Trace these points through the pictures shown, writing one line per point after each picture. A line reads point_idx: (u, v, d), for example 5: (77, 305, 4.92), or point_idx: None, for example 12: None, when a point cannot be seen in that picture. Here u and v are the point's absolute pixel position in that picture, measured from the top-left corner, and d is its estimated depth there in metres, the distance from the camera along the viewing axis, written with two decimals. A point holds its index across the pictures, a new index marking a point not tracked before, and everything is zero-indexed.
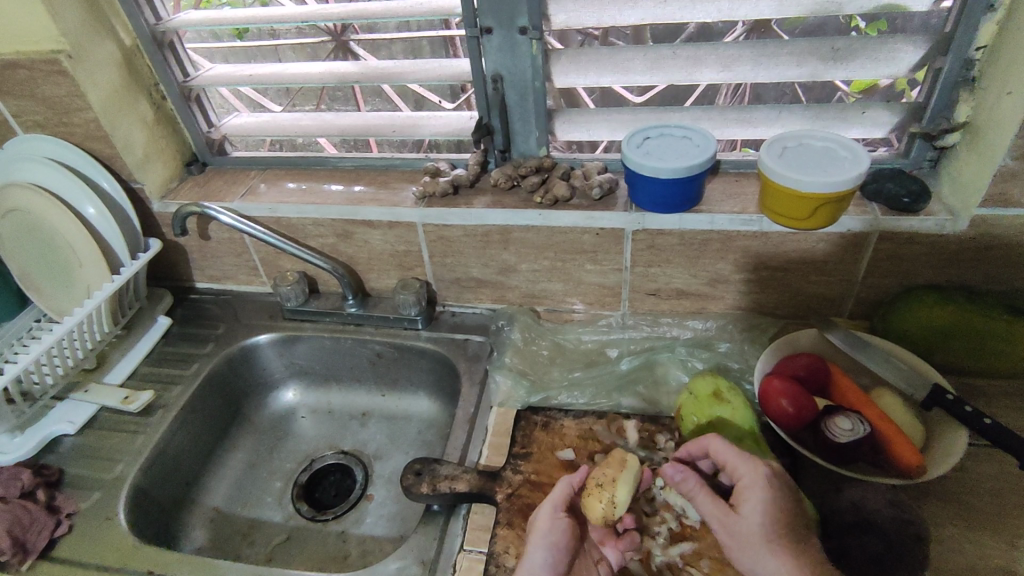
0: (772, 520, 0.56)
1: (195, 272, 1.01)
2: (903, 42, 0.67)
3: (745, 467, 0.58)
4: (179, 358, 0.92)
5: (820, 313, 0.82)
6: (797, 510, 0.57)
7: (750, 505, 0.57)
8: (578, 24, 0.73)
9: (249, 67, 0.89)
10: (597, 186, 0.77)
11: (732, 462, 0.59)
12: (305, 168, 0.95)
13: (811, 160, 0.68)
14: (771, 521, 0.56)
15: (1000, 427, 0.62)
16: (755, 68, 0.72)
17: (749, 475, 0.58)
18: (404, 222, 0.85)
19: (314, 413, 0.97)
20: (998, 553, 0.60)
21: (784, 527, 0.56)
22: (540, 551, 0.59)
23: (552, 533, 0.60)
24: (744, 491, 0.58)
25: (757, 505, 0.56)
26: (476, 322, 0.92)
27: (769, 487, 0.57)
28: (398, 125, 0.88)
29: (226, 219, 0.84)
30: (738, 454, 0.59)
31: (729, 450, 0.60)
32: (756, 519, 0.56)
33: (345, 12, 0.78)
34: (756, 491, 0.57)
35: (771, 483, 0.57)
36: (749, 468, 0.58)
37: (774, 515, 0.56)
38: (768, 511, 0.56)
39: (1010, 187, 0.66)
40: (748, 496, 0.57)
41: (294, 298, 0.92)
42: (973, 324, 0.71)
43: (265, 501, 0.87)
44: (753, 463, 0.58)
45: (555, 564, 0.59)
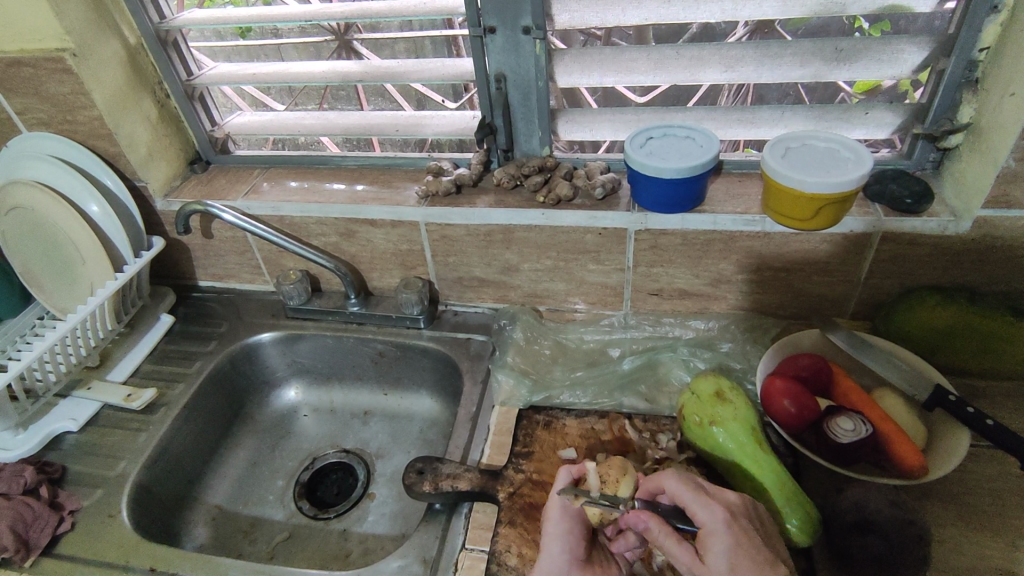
0: (741, 563, 0.52)
1: (198, 270, 1.01)
2: (906, 43, 0.67)
3: (705, 510, 0.55)
4: (182, 356, 0.92)
5: (822, 314, 0.82)
6: (762, 551, 0.54)
7: (716, 550, 0.53)
8: (582, 24, 0.73)
9: (253, 66, 0.89)
10: (600, 186, 0.77)
11: (691, 506, 0.56)
12: (308, 167, 0.95)
13: (814, 161, 0.68)
14: (741, 560, 0.52)
15: (1002, 429, 0.62)
16: (758, 69, 0.72)
17: (710, 518, 0.55)
18: (407, 221, 0.85)
19: (316, 411, 0.97)
20: (1000, 554, 0.60)
21: (754, 569, 0.52)
22: (556, 541, 0.58)
23: (566, 521, 0.59)
24: (708, 536, 0.54)
25: (723, 550, 0.53)
26: (478, 322, 0.92)
27: (732, 528, 0.54)
28: (401, 124, 0.88)
29: (228, 217, 0.84)
30: (694, 495, 0.57)
31: (685, 491, 0.57)
32: (724, 564, 0.53)
33: (348, 11, 0.78)
34: (720, 533, 0.54)
35: (733, 524, 0.54)
36: (708, 510, 0.55)
37: (742, 557, 0.53)
38: (736, 554, 0.53)
39: (1012, 189, 0.66)
40: (712, 541, 0.54)
41: (296, 296, 0.92)
42: (975, 325, 0.71)
43: (267, 499, 0.87)
44: (711, 505, 0.56)
45: (573, 553, 0.58)
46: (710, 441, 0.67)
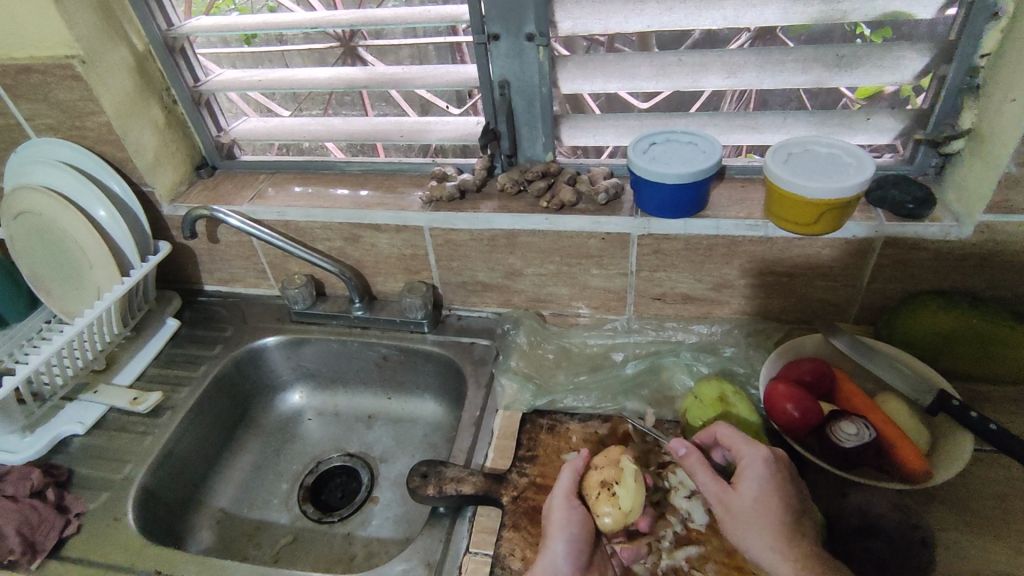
0: (770, 501, 0.57)
1: (204, 274, 1.01)
2: (907, 50, 0.68)
3: (751, 449, 0.59)
4: (188, 359, 0.92)
5: (825, 319, 0.82)
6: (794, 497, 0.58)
7: (749, 480, 0.58)
8: (585, 31, 0.74)
9: (259, 73, 0.89)
10: (603, 192, 0.78)
11: (736, 443, 0.60)
12: (312, 172, 0.96)
13: (816, 166, 0.68)
14: (769, 501, 0.57)
15: (1004, 433, 0.62)
16: (760, 75, 0.72)
17: (751, 455, 0.59)
18: (411, 226, 0.85)
19: (320, 415, 0.97)
20: (1004, 559, 0.60)
21: (778, 510, 0.57)
22: (559, 542, 0.60)
23: (570, 525, 0.60)
24: (744, 470, 0.59)
25: (758, 486, 0.57)
26: (481, 326, 0.93)
27: (770, 470, 0.58)
28: (405, 130, 0.89)
29: (234, 222, 0.85)
30: (743, 437, 0.60)
31: (734, 433, 0.61)
32: (754, 497, 0.57)
33: (353, 19, 0.79)
34: (755, 474, 0.58)
35: (772, 466, 0.58)
36: (752, 449, 0.59)
37: (773, 493, 0.57)
38: (768, 491, 0.57)
39: (1013, 194, 0.66)
40: (750, 475, 0.58)
41: (301, 300, 0.93)
42: (977, 330, 0.71)
43: (271, 502, 0.87)
44: (758, 445, 0.59)
45: (576, 558, 0.59)
46: None
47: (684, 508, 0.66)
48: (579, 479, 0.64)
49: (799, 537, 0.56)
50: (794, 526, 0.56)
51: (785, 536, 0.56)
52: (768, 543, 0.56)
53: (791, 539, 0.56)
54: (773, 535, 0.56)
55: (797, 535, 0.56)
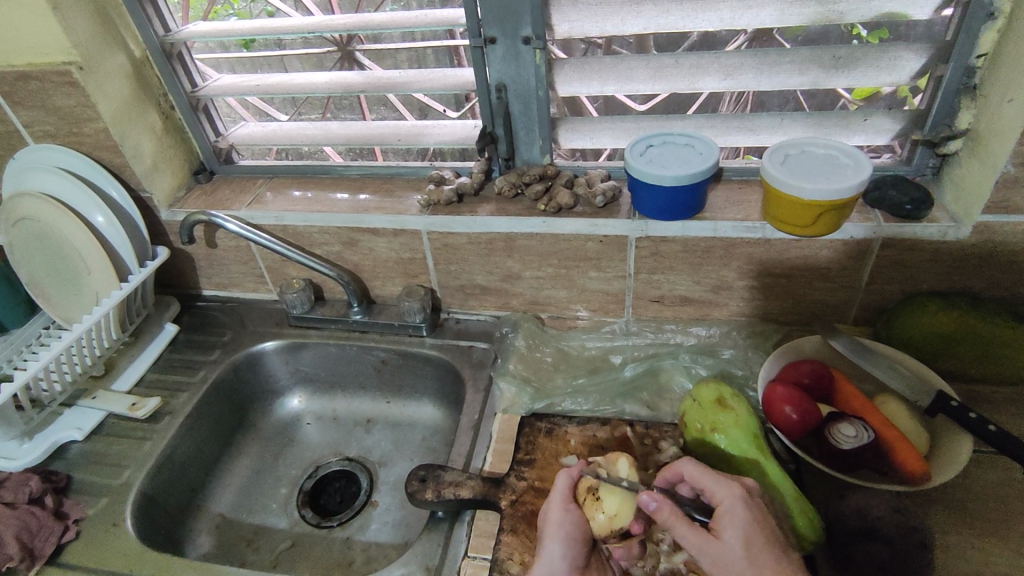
0: (753, 542, 0.54)
1: (202, 279, 1.01)
2: (904, 50, 0.68)
3: (724, 489, 0.57)
4: (186, 364, 0.92)
5: (824, 320, 0.82)
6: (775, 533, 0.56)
7: (731, 526, 0.55)
8: (582, 34, 0.74)
9: (257, 78, 0.90)
10: (600, 195, 0.78)
11: (708, 485, 0.58)
12: (310, 176, 0.96)
13: (813, 168, 0.68)
14: (753, 543, 0.54)
15: (1004, 434, 0.62)
16: (757, 76, 0.72)
17: (727, 497, 0.57)
18: (409, 230, 0.85)
19: (319, 419, 0.97)
20: (1005, 561, 0.60)
21: (763, 546, 0.54)
22: (556, 543, 0.60)
23: (566, 525, 0.60)
24: (723, 516, 0.56)
25: (738, 528, 0.55)
26: (480, 329, 0.92)
27: (747, 509, 0.56)
28: (403, 133, 0.89)
29: (233, 227, 0.85)
30: (711, 477, 0.58)
31: (704, 475, 0.59)
32: (736, 542, 0.54)
33: (351, 24, 0.79)
34: (736, 517, 0.55)
35: (748, 504, 0.56)
36: (724, 492, 0.57)
37: (755, 533, 0.55)
38: (750, 531, 0.54)
39: (1011, 194, 0.66)
40: (727, 518, 0.55)
41: (299, 305, 0.93)
42: (976, 330, 0.70)
43: (270, 507, 0.87)
44: (729, 484, 0.57)
45: (572, 558, 0.59)
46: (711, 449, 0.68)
47: None
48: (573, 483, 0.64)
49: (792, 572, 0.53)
50: (783, 562, 0.54)
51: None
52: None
53: (783, 572, 0.53)
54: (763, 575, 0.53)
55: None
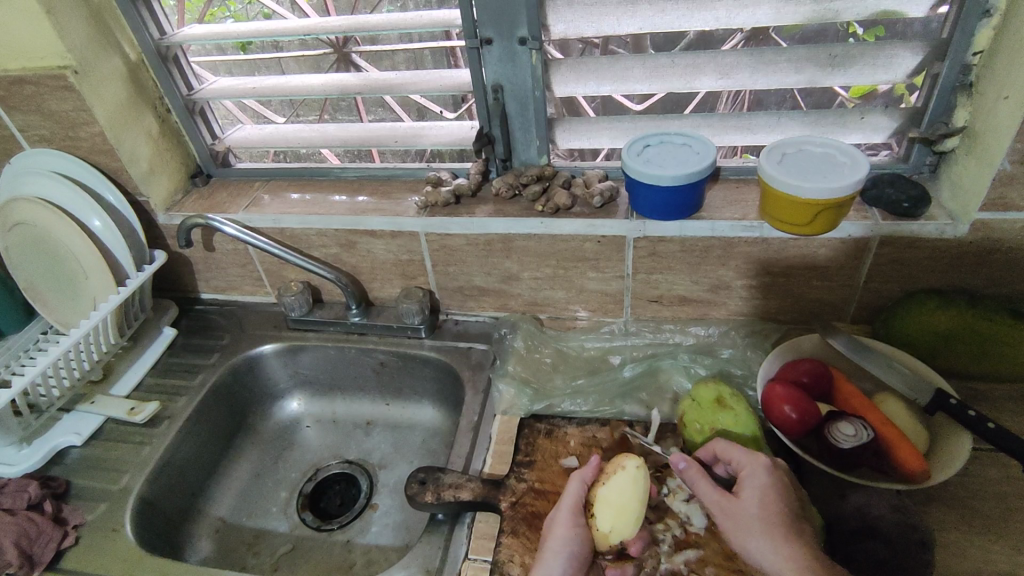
0: (771, 505, 0.57)
1: (200, 283, 1.01)
2: (900, 48, 0.68)
3: (753, 456, 0.60)
4: (185, 368, 0.92)
5: (822, 319, 0.82)
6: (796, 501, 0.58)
7: (751, 488, 0.58)
8: (578, 34, 0.74)
9: (253, 80, 0.89)
10: (598, 195, 0.78)
11: (736, 451, 0.61)
12: (308, 179, 0.96)
13: (811, 166, 0.68)
14: (771, 506, 0.57)
15: (1003, 431, 0.62)
16: (753, 75, 0.72)
17: (750, 461, 0.60)
18: (407, 232, 0.85)
19: (318, 422, 0.97)
20: (1005, 558, 0.60)
21: (782, 515, 0.56)
22: (557, 558, 0.59)
23: (570, 541, 0.60)
24: (745, 478, 0.59)
25: (760, 489, 0.58)
26: (478, 330, 0.92)
27: (771, 473, 0.58)
28: (400, 135, 0.89)
29: (230, 230, 0.85)
30: (740, 445, 0.61)
31: (730, 442, 0.62)
32: (755, 502, 0.57)
33: (346, 26, 0.79)
34: (758, 478, 0.58)
35: (773, 470, 0.59)
36: (749, 457, 0.60)
37: (775, 496, 0.57)
38: (771, 494, 0.57)
39: (1008, 191, 0.66)
40: (750, 481, 0.58)
41: (298, 307, 0.92)
42: (974, 328, 0.71)
43: (270, 510, 0.87)
44: (757, 452, 0.60)
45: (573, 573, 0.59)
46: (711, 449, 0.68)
47: (682, 512, 0.66)
48: (583, 496, 0.63)
49: (803, 540, 0.55)
50: (799, 530, 0.55)
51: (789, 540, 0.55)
52: (774, 543, 0.55)
53: (794, 536, 0.55)
54: (775, 536, 0.55)
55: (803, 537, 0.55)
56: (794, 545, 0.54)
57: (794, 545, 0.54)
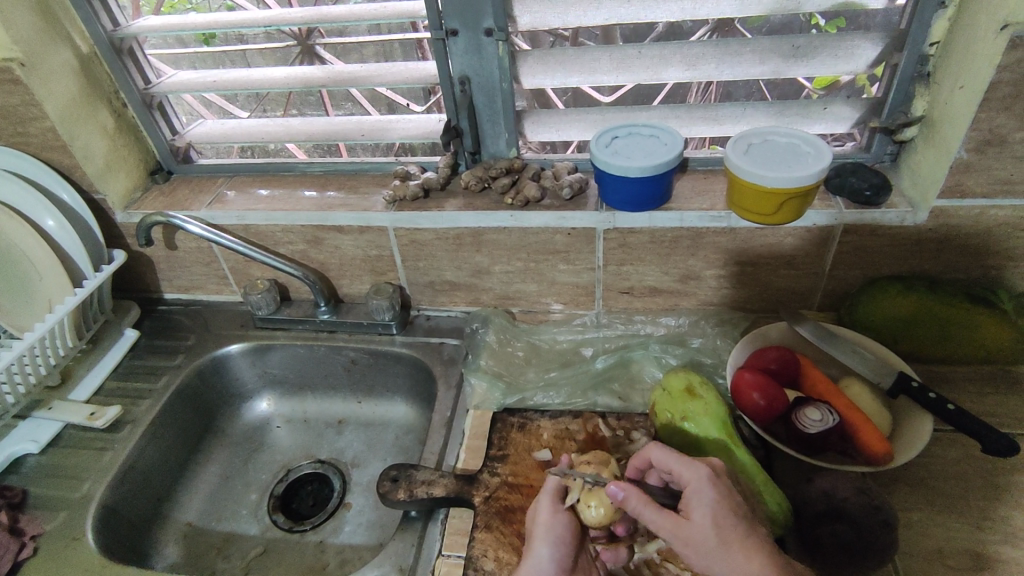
0: (723, 521, 0.54)
1: (163, 282, 0.98)
2: (861, 39, 0.69)
3: (689, 470, 0.57)
4: (148, 371, 0.89)
5: (789, 307, 0.84)
6: (743, 509, 0.56)
7: (700, 506, 0.55)
8: (545, 25, 0.74)
9: (213, 74, 0.87)
10: (567, 187, 0.78)
11: (677, 467, 0.58)
12: (273, 174, 0.94)
13: (775, 156, 0.69)
14: (723, 521, 0.54)
15: (963, 413, 0.64)
16: (719, 66, 0.73)
17: (693, 476, 0.56)
18: (375, 227, 0.84)
19: (289, 422, 0.95)
20: (965, 536, 0.62)
21: (734, 526, 0.54)
22: (545, 546, 0.58)
23: (557, 527, 0.59)
24: (692, 495, 0.56)
25: (707, 505, 0.55)
26: (450, 326, 0.92)
27: (714, 486, 0.56)
28: (367, 129, 0.87)
29: (195, 228, 0.83)
30: (679, 458, 0.58)
31: (670, 457, 0.58)
32: (707, 522, 0.54)
33: (308, 17, 0.77)
34: (705, 495, 0.55)
35: (714, 482, 0.56)
36: (692, 471, 0.57)
37: (724, 511, 0.55)
38: (718, 508, 0.55)
39: (964, 178, 0.68)
40: (697, 498, 0.55)
41: (265, 306, 0.91)
42: (933, 313, 0.73)
43: (240, 513, 0.85)
44: (697, 465, 0.57)
45: (561, 562, 0.58)
46: (681, 437, 0.68)
47: None
48: (562, 484, 0.63)
49: (760, 547, 0.53)
50: (754, 541, 0.54)
51: (750, 554, 0.53)
52: (736, 561, 0.53)
53: (755, 549, 0.53)
54: (736, 551, 0.53)
55: (759, 548, 0.53)
56: (756, 557, 0.53)
57: (753, 555, 0.53)
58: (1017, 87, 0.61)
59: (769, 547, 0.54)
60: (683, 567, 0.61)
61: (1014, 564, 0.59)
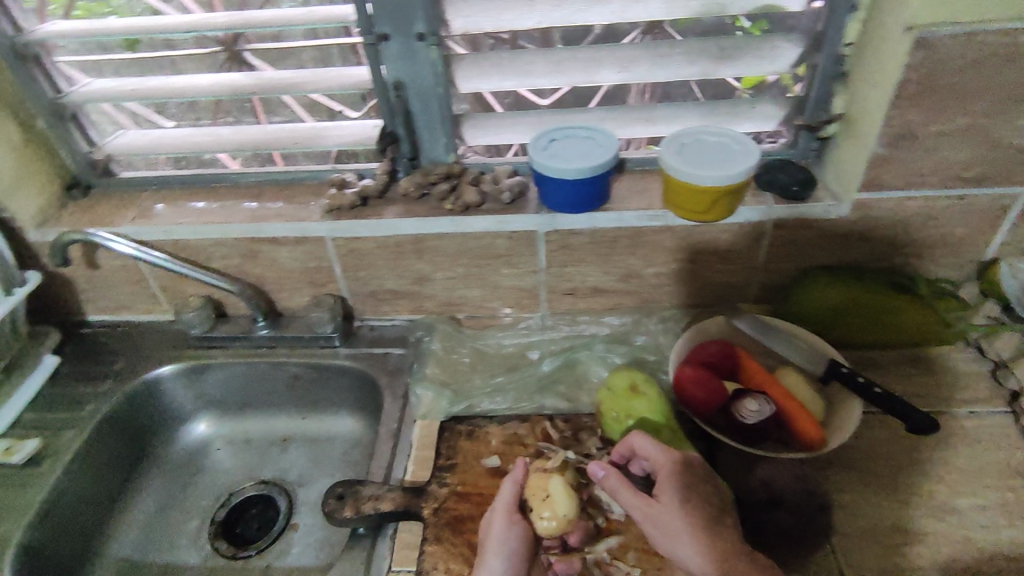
0: (692, 508, 0.56)
1: (86, 304, 0.93)
2: (782, 40, 0.72)
3: (665, 456, 0.59)
4: (72, 400, 0.84)
5: (727, 301, 0.86)
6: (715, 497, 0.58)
7: (671, 491, 0.57)
8: (477, 29, 0.73)
9: (131, 82, 0.83)
10: (506, 190, 0.78)
11: (652, 453, 0.60)
12: (202, 186, 0.90)
13: (706, 155, 0.71)
14: (692, 507, 0.56)
15: (888, 395, 0.67)
16: (651, 68, 0.74)
17: (667, 462, 0.59)
18: (311, 237, 0.82)
19: (230, 443, 0.92)
20: (895, 512, 0.65)
21: (704, 512, 0.56)
22: (496, 559, 0.58)
23: (509, 541, 0.59)
24: (665, 479, 0.58)
25: (678, 490, 0.57)
26: (395, 335, 0.90)
27: (686, 473, 0.58)
28: (300, 137, 0.85)
29: (125, 247, 0.78)
30: (656, 444, 0.61)
31: (647, 443, 0.61)
32: (677, 505, 0.56)
33: (231, 22, 0.75)
34: (676, 480, 0.58)
35: (687, 469, 0.59)
36: (667, 457, 0.59)
37: (693, 497, 0.57)
38: (689, 494, 0.57)
39: (881, 172, 0.71)
40: (670, 482, 0.58)
41: (199, 324, 0.87)
42: (858, 300, 0.77)
43: (179, 543, 0.81)
44: (671, 452, 0.60)
45: (515, 572, 0.59)
46: (628, 435, 0.69)
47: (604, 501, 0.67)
48: (519, 490, 0.63)
49: (729, 535, 0.55)
50: (723, 529, 0.56)
51: (717, 539, 0.55)
52: (702, 545, 0.55)
53: (722, 535, 0.55)
54: (703, 535, 0.55)
55: (728, 535, 0.55)
56: (722, 543, 0.55)
57: (719, 539, 0.55)
58: (922, 85, 0.64)
59: (738, 536, 0.56)
60: (633, 566, 0.62)
61: (938, 536, 0.63)
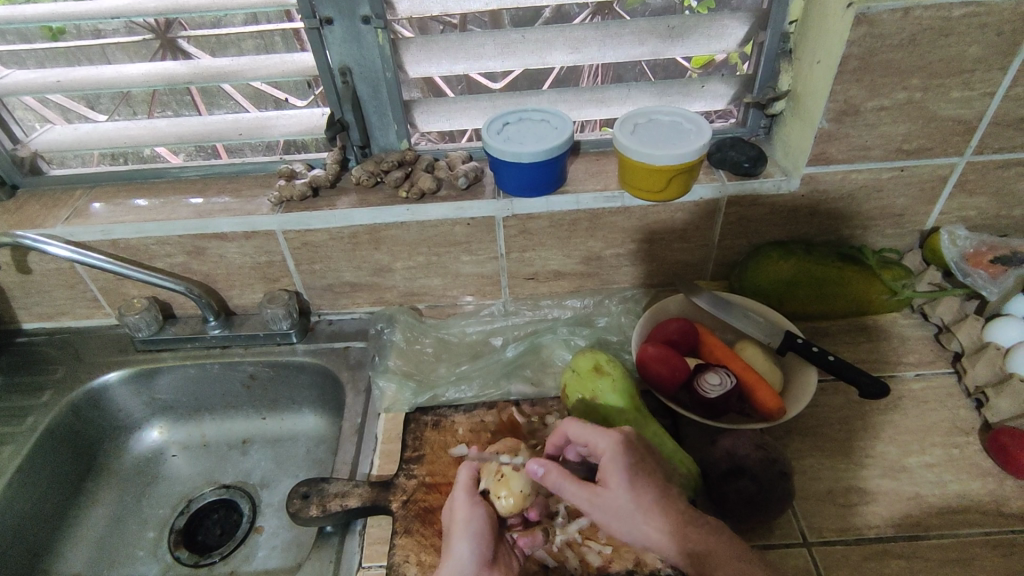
0: (637, 488, 0.55)
1: (20, 311, 0.87)
2: (729, 19, 0.72)
3: (602, 439, 0.57)
4: (9, 414, 0.79)
5: (685, 279, 0.87)
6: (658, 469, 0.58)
7: (614, 476, 0.56)
8: (423, 11, 0.71)
9: (57, 73, 0.78)
10: (462, 176, 0.77)
11: (589, 439, 0.58)
12: (141, 182, 0.86)
13: (660, 134, 0.71)
14: (636, 488, 0.55)
15: (842, 363, 0.69)
16: (601, 49, 0.74)
17: (605, 445, 0.57)
18: (261, 231, 0.79)
19: (186, 449, 0.88)
20: (850, 474, 0.67)
21: (649, 489, 0.56)
22: (463, 542, 0.57)
23: (473, 522, 0.59)
24: (606, 465, 0.56)
25: (620, 474, 0.55)
26: (355, 328, 0.88)
27: (627, 455, 0.56)
28: (244, 127, 0.81)
29: (60, 250, 0.73)
30: (591, 428, 0.59)
31: (583, 430, 0.59)
32: (622, 489, 0.55)
33: (163, 6, 0.70)
34: (618, 464, 0.56)
35: (626, 449, 0.57)
36: (604, 439, 0.57)
37: (637, 476, 0.56)
38: (633, 475, 0.56)
39: (827, 147, 0.73)
40: (611, 465, 0.56)
41: (145, 327, 0.83)
42: (810, 273, 0.78)
43: (136, 556, 0.78)
44: (609, 432, 0.58)
45: (479, 553, 0.57)
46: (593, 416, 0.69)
47: None
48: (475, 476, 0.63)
49: (675, 505, 0.55)
50: (669, 502, 0.55)
51: (664, 514, 0.55)
52: (652, 523, 0.54)
53: (669, 510, 0.55)
54: (651, 512, 0.55)
55: (674, 505, 0.55)
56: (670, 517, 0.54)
57: (669, 513, 0.55)
58: (864, 60, 0.66)
59: (686, 507, 0.56)
60: (604, 543, 0.62)
61: (890, 494, 0.66)
